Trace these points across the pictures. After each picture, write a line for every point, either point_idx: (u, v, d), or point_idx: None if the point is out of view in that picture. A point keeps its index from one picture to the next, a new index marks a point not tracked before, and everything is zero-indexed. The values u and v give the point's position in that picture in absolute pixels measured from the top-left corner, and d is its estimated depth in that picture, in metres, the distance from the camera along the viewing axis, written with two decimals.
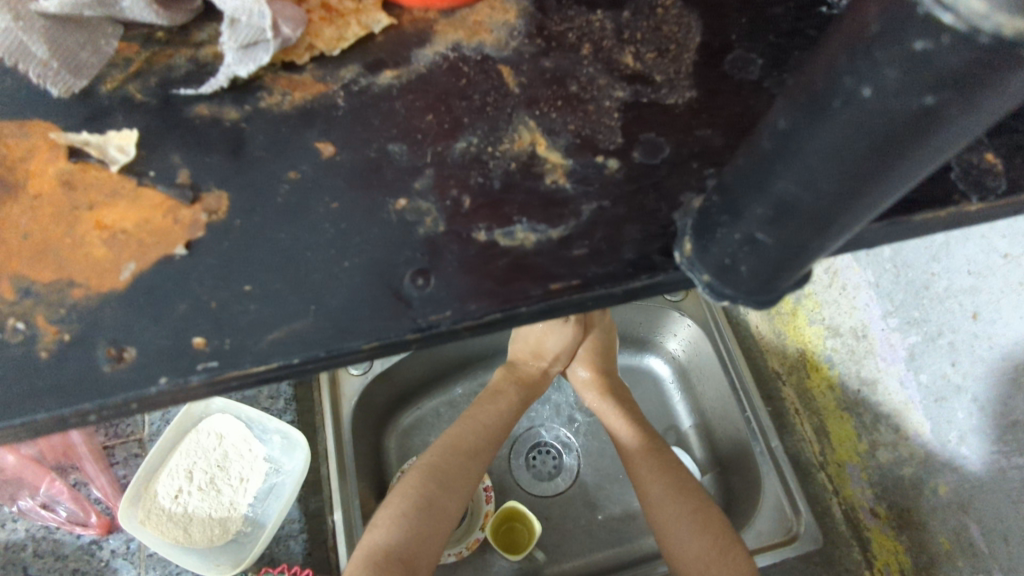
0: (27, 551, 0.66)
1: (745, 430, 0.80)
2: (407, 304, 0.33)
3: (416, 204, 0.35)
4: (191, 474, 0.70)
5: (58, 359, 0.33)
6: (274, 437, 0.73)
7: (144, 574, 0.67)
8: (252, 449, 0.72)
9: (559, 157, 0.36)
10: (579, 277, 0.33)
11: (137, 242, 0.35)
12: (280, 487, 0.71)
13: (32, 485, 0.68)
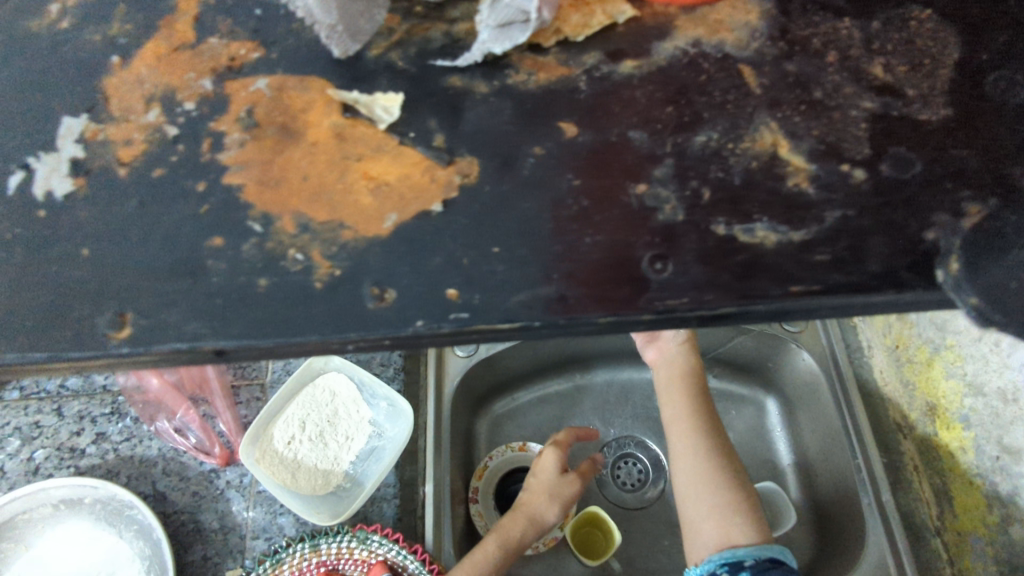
0: (157, 467, 0.75)
1: (854, 479, 0.75)
2: (646, 286, 0.35)
3: (655, 191, 0.37)
4: (304, 423, 0.74)
5: (329, 290, 0.36)
6: (381, 403, 0.77)
7: (252, 508, 0.72)
8: (360, 409, 0.76)
9: (803, 162, 0.38)
10: (820, 284, 0.35)
11: (397, 195, 0.38)
12: (381, 450, 0.74)
13: (170, 410, 0.76)
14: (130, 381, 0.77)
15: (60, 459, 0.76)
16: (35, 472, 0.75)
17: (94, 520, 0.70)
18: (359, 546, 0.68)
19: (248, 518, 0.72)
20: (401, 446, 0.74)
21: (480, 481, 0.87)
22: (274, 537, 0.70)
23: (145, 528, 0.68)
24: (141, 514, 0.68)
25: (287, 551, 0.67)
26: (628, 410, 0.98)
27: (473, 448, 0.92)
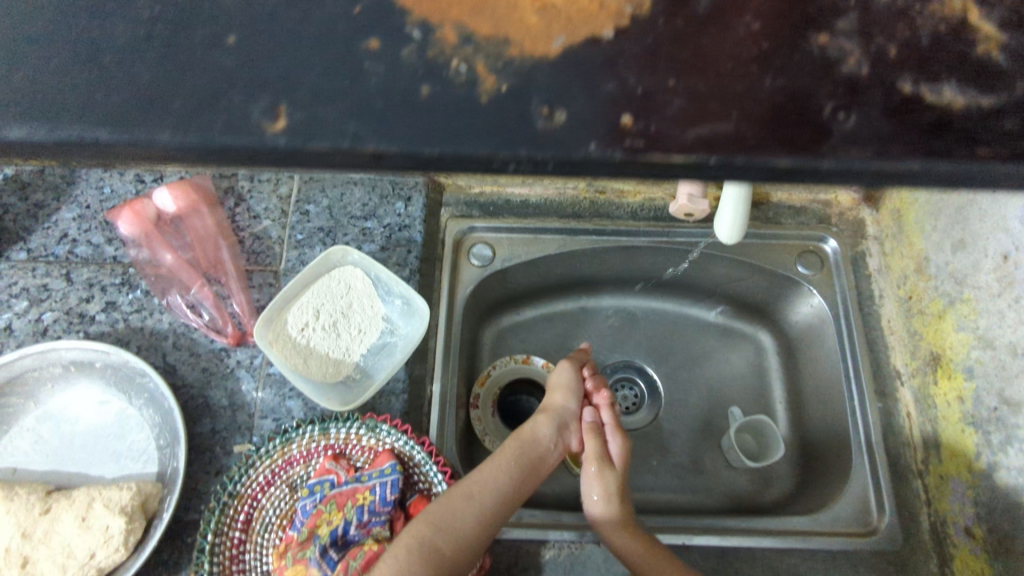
0: (168, 341, 0.75)
1: (846, 418, 0.77)
2: (828, 134, 0.29)
3: (840, 41, 0.31)
4: (318, 312, 0.74)
5: (498, 105, 0.29)
6: (396, 302, 0.77)
7: (262, 390, 0.73)
8: (375, 304, 0.76)
9: (996, 28, 0.31)
10: (1015, 152, 0.28)
11: (566, 17, 0.31)
12: (392, 347, 0.75)
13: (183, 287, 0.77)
14: (146, 257, 0.78)
15: (69, 324, 0.75)
16: (43, 333, 0.75)
17: (104, 385, 0.71)
18: (367, 433, 0.69)
19: (257, 398, 0.73)
20: (414, 344, 0.74)
21: (481, 388, 0.89)
22: (282, 418, 0.71)
23: (155, 395, 0.69)
24: (151, 381, 0.69)
25: (297, 432, 0.68)
26: (631, 337, 0.99)
27: (478, 356, 0.93)
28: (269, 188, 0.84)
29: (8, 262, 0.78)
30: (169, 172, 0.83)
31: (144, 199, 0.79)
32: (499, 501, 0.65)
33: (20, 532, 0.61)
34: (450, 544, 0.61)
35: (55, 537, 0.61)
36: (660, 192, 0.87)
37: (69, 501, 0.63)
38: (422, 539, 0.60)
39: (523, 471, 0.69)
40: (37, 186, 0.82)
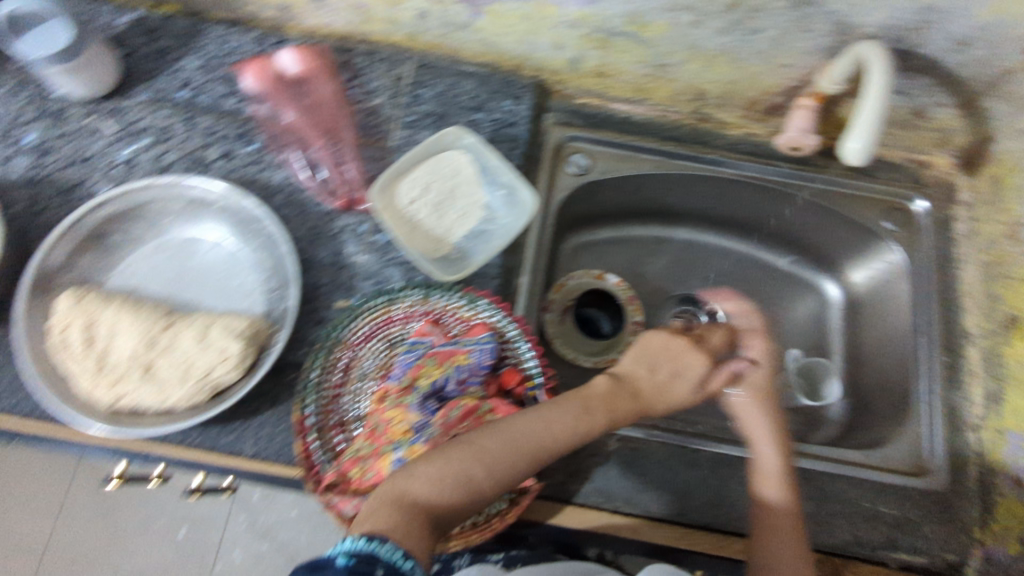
0: (278, 197, 0.78)
1: (910, 368, 0.82)
2: None
3: None
4: (427, 189, 0.76)
5: None
6: (499, 192, 0.79)
7: (364, 256, 0.77)
8: (480, 192, 0.78)
9: None
10: None
11: None
12: (491, 234, 0.78)
13: (303, 149, 0.80)
14: (270, 113, 0.81)
15: (188, 167, 0.79)
16: (163, 171, 0.78)
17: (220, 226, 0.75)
18: (466, 307, 0.73)
19: (359, 262, 0.77)
20: (513, 233, 0.77)
21: (557, 294, 0.92)
22: (381, 283, 0.76)
23: (271, 241, 0.74)
24: (268, 227, 0.73)
25: (401, 294, 0.72)
26: (700, 271, 1.02)
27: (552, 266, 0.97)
28: (385, 68, 0.85)
29: (133, 100, 0.81)
30: (292, 38, 0.85)
31: (270, 57, 0.81)
32: (557, 458, 0.61)
33: (146, 341, 0.67)
34: (492, 482, 0.57)
35: (179, 350, 0.67)
36: (762, 129, 0.88)
37: (190, 323, 0.69)
38: (471, 472, 0.56)
39: (594, 433, 0.63)
40: (163, 31, 0.84)
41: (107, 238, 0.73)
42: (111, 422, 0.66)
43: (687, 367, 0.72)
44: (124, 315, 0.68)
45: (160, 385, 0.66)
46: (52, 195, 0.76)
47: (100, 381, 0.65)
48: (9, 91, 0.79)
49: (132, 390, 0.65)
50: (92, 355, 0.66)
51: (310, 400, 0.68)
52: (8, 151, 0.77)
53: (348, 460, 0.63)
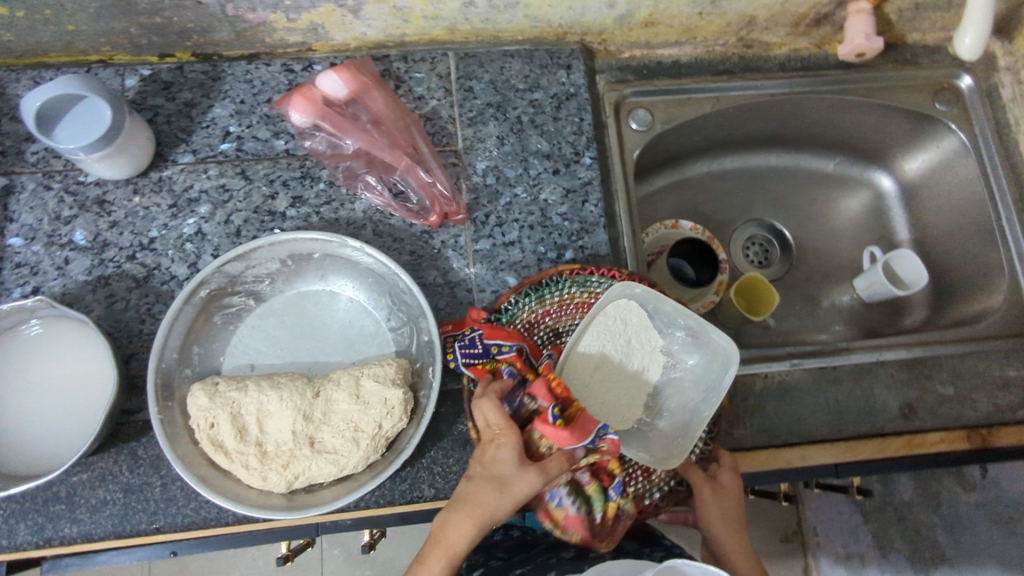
0: (368, 230, 0.74)
1: (993, 231, 0.87)
2: None
3: None
4: (602, 362, 0.64)
5: None
6: (680, 334, 0.67)
7: (473, 266, 0.74)
8: (652, 357, 0.66)
9: None
10: None
11: None
12: (679, 381, 0.67)
13: (380, 175, 0.76)
14: (331, 144, 0.76)
15: (261, 221, 0.74)
16: (237, 233, 0.73)
17: (320, 275, 0.72)
18: (580, 291, 0.69)
19: (471, 274, 0.74)
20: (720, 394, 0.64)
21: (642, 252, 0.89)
22: (501, 289, 0.73)
23: (384, 277, 0.70)
24: (380, 263, 0.69)
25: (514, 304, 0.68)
26: (757, 194, 1.02)
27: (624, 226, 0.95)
28: (427, 67, 0.80)
29: (176, 166, 0.75)
30: (319, 59, 0.80)
31: (313, 84, 0.76)
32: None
33: (302, 414, 0.63)
34: None
35: (336, 416, 0.63)
36: (806, 42, 0.90)
37: (337, 382, 0.65)
38: None
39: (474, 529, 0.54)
40: (182, 84, 0.77)
41: (210, 320, 0.68)
42: (288, 506, 0.61)
43: (492, 444, 0.57)
44: (268, 393, 0.63)
45: (333, 455, 0.62)
46: (130, 289, 0.71)
47: (269, 469, 0.61)
48: (39, 189, 0.72)
49: (305, 469, 0.61)
50: (249, 445, 0.62)
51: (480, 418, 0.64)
52: (64, 254, 0.71)
53: (572, 517, 0.60)
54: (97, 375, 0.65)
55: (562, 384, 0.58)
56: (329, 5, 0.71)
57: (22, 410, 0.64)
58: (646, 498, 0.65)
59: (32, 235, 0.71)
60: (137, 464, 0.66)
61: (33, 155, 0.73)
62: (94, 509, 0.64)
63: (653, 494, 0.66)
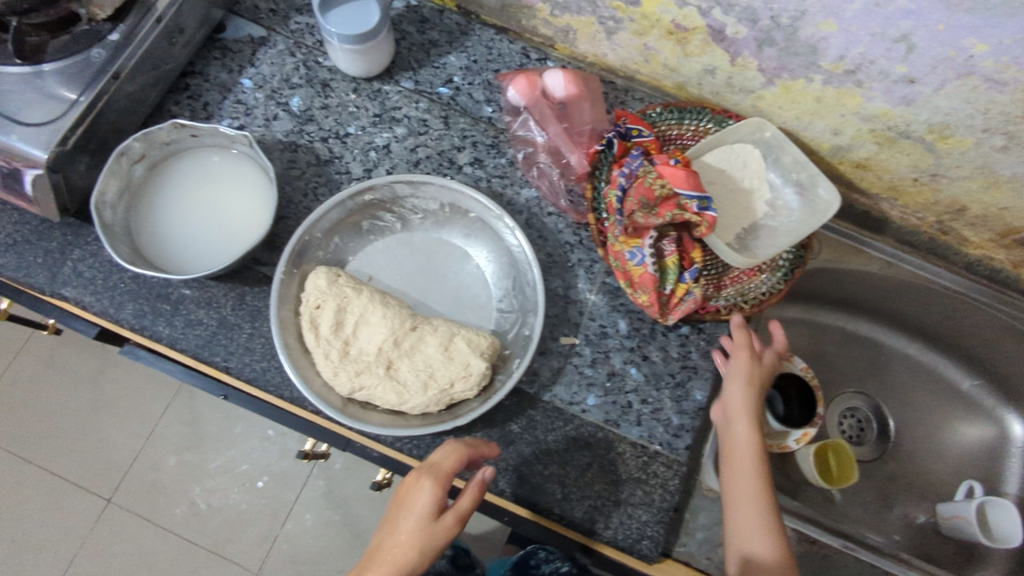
0: (522, 217, 0.78)
1: None
2: None
3: None
4: (715, 179, 0.77)
5: None
6: (792, 185, 0.77)
7: (595, 295, 0.76)
8: (760, 193, 0.77)
9: None
10: None
11: None
12: (773, 230, 0.77)
13: (554, 159, 0.80)
14: (526, 126, 0.80)
15: (439, 164, 0.79)
16: (415, 165, 0.79)
17: (466, 232, 0.75)
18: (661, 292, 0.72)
19: (589, 300, 0.76)
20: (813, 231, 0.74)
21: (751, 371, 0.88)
22: (608, 328, 0.75)
23: (517, 263, 0.73)
24: (520, 250, 0.72)
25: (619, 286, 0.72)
26: (877, 371, 0.98)
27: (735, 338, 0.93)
28: (641, 108, 0.84)
29: (396, 86, 0.82)
30: (554, 58, 0.85)
31: (540, 74, 0.81)
32: None
33: (393, 338, 0.67)
34: None
35: (420, 355, 0.67)
36: (1004, 254, 0.84)
37: (434, 329, 0.69)
38: None
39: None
40: (435, 25, 0.85)
41: (359, 224, 0.74)
42: (340, 409, 0.65)
43: (407, 516, 0.60)
44: (374, 306, 0.68)
45: (400, 386, 0.66)
46: (309, 165, 0.78)
47: (343, 369, 0.66)
48: (284, 52, 0.81)
49: (372, 385, 0.65)
50: (338, 340, 0.67)
51: (601, 190, 0.75)
52: (275, 111, 0.79)
53: (648, 273, 0.69)
54: (249, 220, 0.71)
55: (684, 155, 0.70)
56: (592, 18, 0.77)
57: (182, 216, 0.71)
58: (712, 299, 0.73)
59: (261, 84, 0.80)
60: (240, 307, 0.71)
61: (295, 24, 0.83)
62: (188, 324, 0.70)
63: (719, 300, 0.74)
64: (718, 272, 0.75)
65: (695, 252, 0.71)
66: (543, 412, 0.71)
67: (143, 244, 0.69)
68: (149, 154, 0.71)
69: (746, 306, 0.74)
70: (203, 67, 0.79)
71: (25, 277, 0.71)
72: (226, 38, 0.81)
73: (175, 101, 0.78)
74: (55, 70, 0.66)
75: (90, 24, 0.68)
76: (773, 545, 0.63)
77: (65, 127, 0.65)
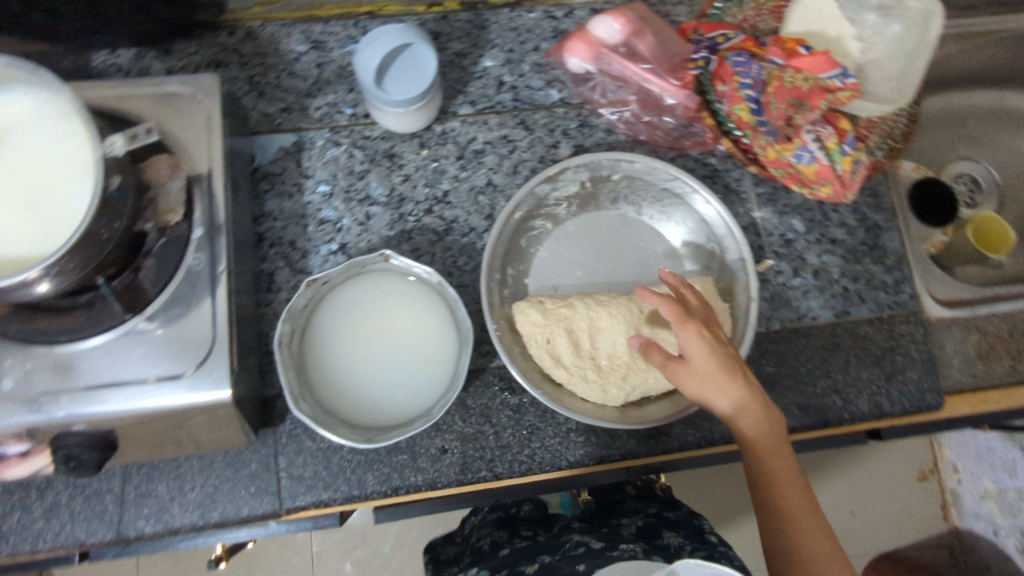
0: None
1: None
2: None
3: None
4: (815, 36, 0.73)
5: None
6: (872, 15, 0.75)
7: (758, 209, 0.75)
8: (853, 32, 0.74)
9: None
10: None
11: None
12: (880, 61, 0.74)
13: (657, 104, 0.74)
14: (609, 89, 0.74)
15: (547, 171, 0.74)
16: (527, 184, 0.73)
17: (615, 201, 0.73)
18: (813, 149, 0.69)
19: (757, 218, 0.74)
20: (928, 44, 0.74)
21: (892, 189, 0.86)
22: (790, 233, 0.74)
23: (703, 216, 0.70)
24: (711, 204, 0.69)
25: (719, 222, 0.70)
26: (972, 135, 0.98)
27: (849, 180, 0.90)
28: (686, 10, 0.78)
29: (458, 118, 0.74)
30: (579, 5, 0.78)
31: (588, 28, 0.73)
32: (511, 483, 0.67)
33: (632, 329, 0.66)
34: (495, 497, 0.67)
35: (663, 329, 0.66)
36: None
37: (656, 299, 0.67)
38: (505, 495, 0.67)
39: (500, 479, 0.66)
40: (449, 34, 0.76)
41: (517, 246, 0.71)
42: (622, 417, 0.64)
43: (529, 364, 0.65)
44: (595, 311, 0.66)
45: (667, 367, 0.65)
46: (432, 243, 0.71)
47: (610, 381, 0.64)
48: (329, 145, 0.73)
49: (644, 380, 0.64)
50: (585, 359, 0.65)
51: (721, 110, 0.72)
52: (365, 210, 0.71)
53: (824, 167, 0.69)
54: (432, 327, 0.66)
55: (792, 40, 0.68)
56: None
57: (365, 364, 0.64)
58: (873, 156, 0.73)
59: (330, 190, 0.72)
60: (468, 415, 0.67)
61: (317, 111, 0.74)
62: (435, 458, 0.66)
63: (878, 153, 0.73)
64: (859, 125, 0.73)
65: (842, 122, 0.70)
66: (783, 341, 0.72)
67: (352, 415, 0.63)
68: (297, 327, 0.64)
69: (899, 144, 0.74)
70: (264, 206, 0.71)
71: (250, 511, 0.65)
72: (262, 164, 0.72)
73: (262, 258, 0.70)
74: (166, 301, 0.58)
75: (165, 234, 0.59)
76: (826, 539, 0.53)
77: (221, 357, 0.58)
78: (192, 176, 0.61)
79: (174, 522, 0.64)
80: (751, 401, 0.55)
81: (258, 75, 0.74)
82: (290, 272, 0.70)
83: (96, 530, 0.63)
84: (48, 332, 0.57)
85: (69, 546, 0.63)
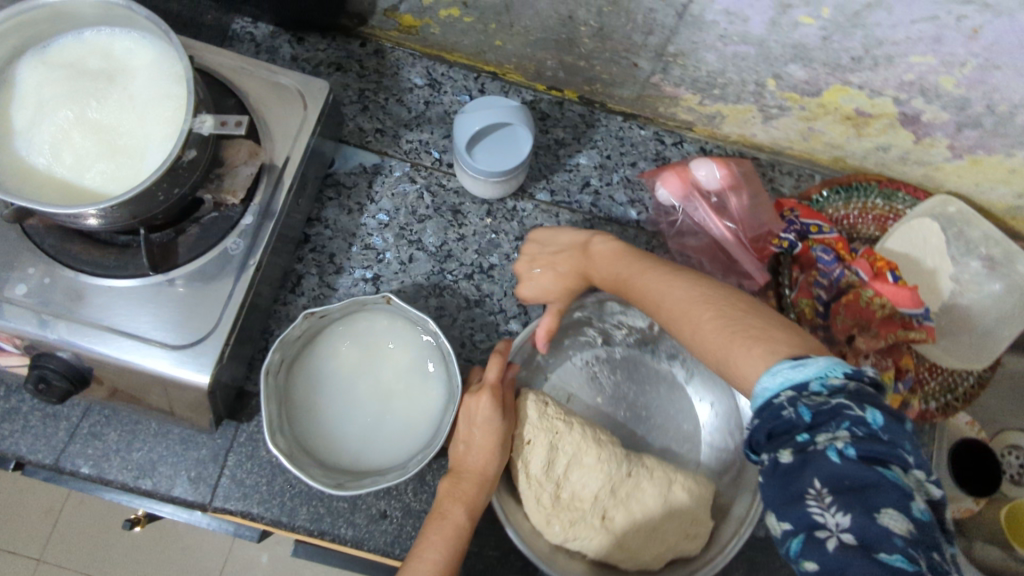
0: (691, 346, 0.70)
1: None
2: None
3: None
4: (907, 263, 0.71)
5: None
6: (974, 262, 0.72)
7: None
8: (946, 272, 0.71)
9: None
10: None
11: None
12: (964, 308, 0.71)
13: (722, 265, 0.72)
14: (683, 228, 0.73)
15: None
16: None
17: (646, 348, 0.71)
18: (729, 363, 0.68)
19: None
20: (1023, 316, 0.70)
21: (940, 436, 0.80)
22: None
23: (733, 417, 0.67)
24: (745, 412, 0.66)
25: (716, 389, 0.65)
26: None
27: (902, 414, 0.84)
28: (792, 182, 0.77)
29: (532, 201, 0.74)
30: (690, 139, 0.77)
31: (689, 166, 0.73)
32: (664, 308, 0.54)
33: (609, 485, 0.62)
34: (671, 316, 0.53)
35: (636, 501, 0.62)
36: None
37: (649, 472, 0.63)
38: (659, 291, 0.56)
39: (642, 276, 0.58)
40: (557, 120, 0.77)
41: (536, 356, 0.69)
42: (549, 556, 0.60)
43: (476, 412, 0.60)
44: (588, 443, 0.63)
45: (619, 541, 0.60)
46: (459, 308, 0.70)
47: (557, 517, 0.60)
48: (404, 179, 0.74)
49: (588, 537, 0.60)
50: (549, 481, 0.61)
51: (787, 298, 0.69)
52: (411, 252, 0.72)
53: None
54: (421, 393, 0.64)
55: (883, 261, 0.67)
56: (751, 105, 0.69)
57: (344, 406, 0.63)
58: (925, 404, 0.67)
59: (387, 223, 0.72)
60: (422, 490, 0.65)
61: (407, 143, 0.75)
62: (372, 520, 0.64)
63: (931, 402, 0.68)
64: (922, 366, 0.69)
65: (907, 359, 0.66)
66: (760, 550, 0.67)
67: (308, 437, 0.61)
68: (286, 357, 0.62)
69: (956, 403, 0.68)
70: (321, 212, 0.72)
71: (181, 494, 0.64)
72: (337, 172, 0.73)
73: (298, 258, 0.70)
74: (192, 272, 0.59)
75: (218, 210, 0.61)
76: (756, 353, 0.45)
77: (216, 345, 0.58)
78: (265, 165, 0.62)
79: (109, 474, 0.64)
80: (663, 282, 0.56)
81: (369, 90, 0.76)
82: (317, 281, 0.70)
83: (38, 450, 0.64)
84: (79, 260, 0.58)
85: (8, 455, 0.64)
